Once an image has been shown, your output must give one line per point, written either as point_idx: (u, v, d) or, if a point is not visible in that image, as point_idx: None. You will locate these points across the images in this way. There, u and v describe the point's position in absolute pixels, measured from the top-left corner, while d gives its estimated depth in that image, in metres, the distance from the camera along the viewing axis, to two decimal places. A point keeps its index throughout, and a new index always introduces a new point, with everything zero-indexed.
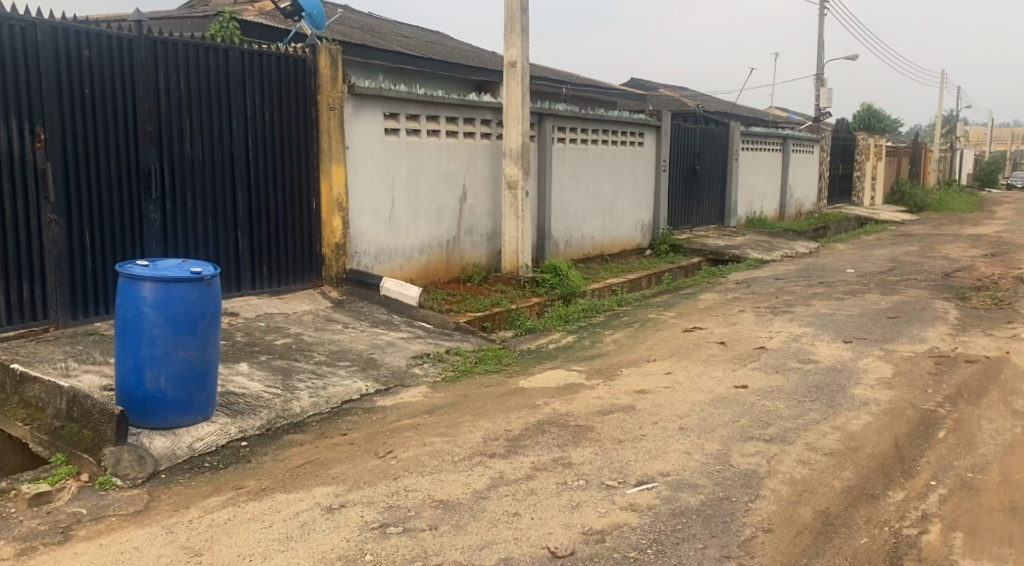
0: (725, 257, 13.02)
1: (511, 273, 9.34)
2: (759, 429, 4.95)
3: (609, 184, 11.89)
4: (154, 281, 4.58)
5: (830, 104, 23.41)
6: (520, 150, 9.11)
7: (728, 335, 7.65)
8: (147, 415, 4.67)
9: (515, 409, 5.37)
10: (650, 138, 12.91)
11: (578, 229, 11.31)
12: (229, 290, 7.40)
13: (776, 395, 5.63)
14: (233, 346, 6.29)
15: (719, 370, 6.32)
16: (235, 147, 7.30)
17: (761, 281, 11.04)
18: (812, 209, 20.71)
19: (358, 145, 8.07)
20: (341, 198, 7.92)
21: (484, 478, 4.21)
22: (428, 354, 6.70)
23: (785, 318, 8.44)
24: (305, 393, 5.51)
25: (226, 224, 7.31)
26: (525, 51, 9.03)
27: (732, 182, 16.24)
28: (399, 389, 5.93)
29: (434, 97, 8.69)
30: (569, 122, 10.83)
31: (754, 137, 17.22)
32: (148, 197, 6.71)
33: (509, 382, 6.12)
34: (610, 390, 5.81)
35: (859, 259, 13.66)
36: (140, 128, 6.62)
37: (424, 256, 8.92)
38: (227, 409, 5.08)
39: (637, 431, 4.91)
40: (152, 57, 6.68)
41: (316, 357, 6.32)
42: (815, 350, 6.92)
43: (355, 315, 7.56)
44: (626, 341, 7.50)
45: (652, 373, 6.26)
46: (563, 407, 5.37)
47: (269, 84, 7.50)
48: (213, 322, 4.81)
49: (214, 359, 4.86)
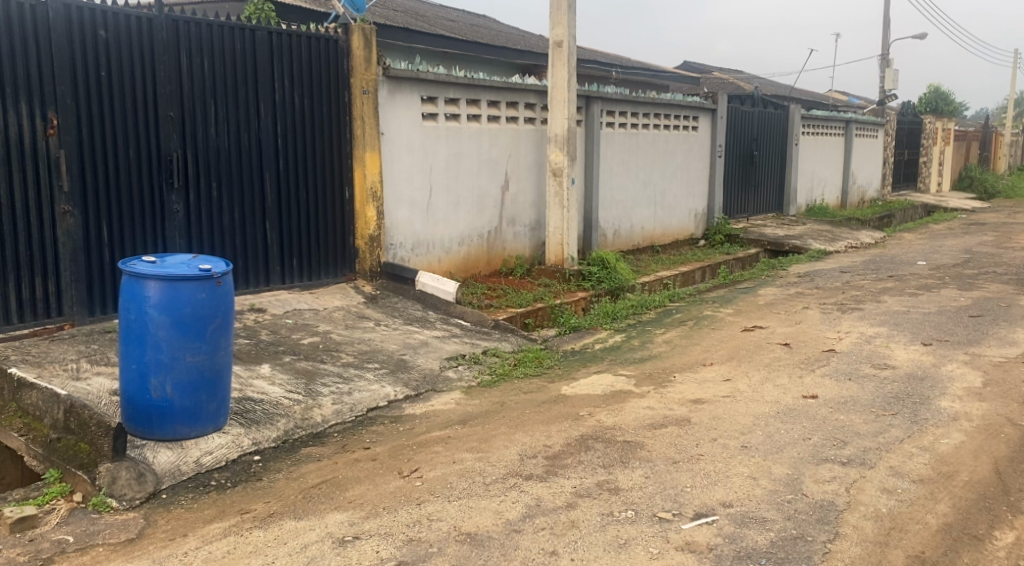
0: (784, 247, 12.28)
1: (555, 266, 8.82)
2: (833, 450, 4.35)
3: (661, 171, 11.25)
4: (159, 279, 4.17)
5: (896, 86, 22.27)
6: (566, 136, 8.56)
7: (792, 335, 7.01)
8: (152, 427, 4.26)
9: (556, 421, 4.86)
10: (705, 122, 12.22)
11: (628, 218, 10.72)
12: (256, 284, 7.01)
13: (851, 408, 5.01)
14: (257, 345, 5.88)
15: (784, 378, 5.71)
16: (263, 133, 6.89)
17: (825, 274, 10.31)
18: (875, 196, 19.72)
19: (393, 131, 7.60)
20: (375, 186, 7.45)
21: (519, 506, 3.70)
22: (464, 355, 6.22)
23: (854, 316, 7.76)
24: (327, 400, 5.07)
25: (254, 216, 6.91)
26: (572, 29, 8.45)
27: (792, 168, 15.44)
28: (431, 395, 5.45)
29: (475, 80, 8.18)
30: (619, 105, 10.22)
31: (815, 121, 16.35)
32: (170, 186, 6.34)
33: (551, 388, 5.60)
34: (662, 399, 5.25)
35: (929, 250, 12.81)
36: (160, 113, 6.24)
37: (463, 248, 8.44)
38: (241, 417, 4.65)
39: (694, 450, 4.35)
40: (174, 38, 6.29)
41: (343, 358, 5.87)
42: (891, 354, 6.26)
43: (389, 312, 7.11)
44: (680, 341, 6.90)
45: (709, 380, 5.67)
46: (609, 420, 4.84)
47: (299, 66, 7.07)
48: (224, 324, 4.39)
49: (225, 364, 4.43)
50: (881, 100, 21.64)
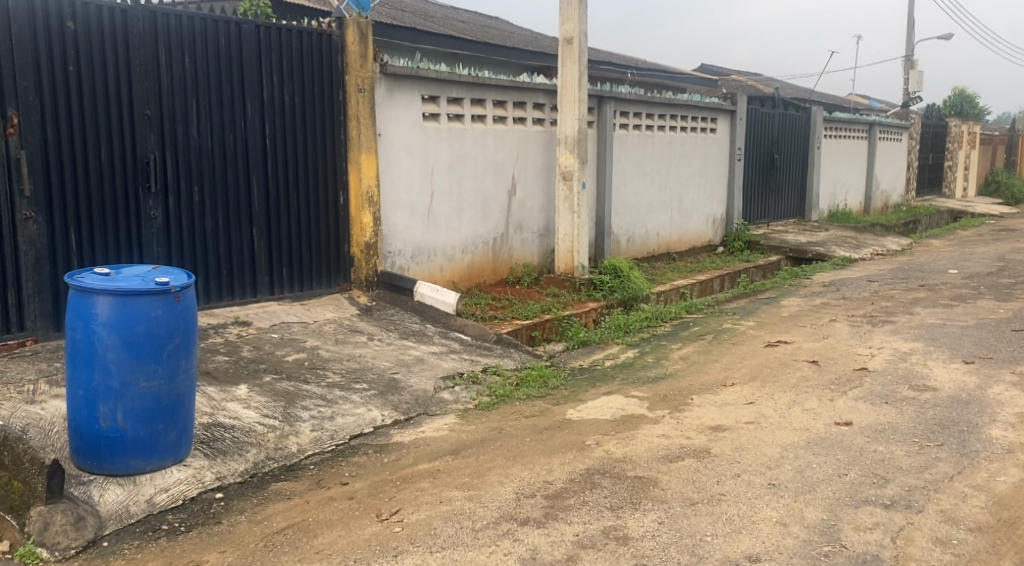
0: (806, 254, 11.70)
1: (564, 275, 8.30)
2: (873, 488, 3.80)
3: (677, 174, 10.72)
4: (109, 294, 3.70)
5: (921, 87, 21.62)
6: (576, 137, 8.04)
7: (819, 351, 6.45)
8: (101, 460, 3.78)
9: (560, 451, 4.34)
10: (723, 124, 11.68)
11: (643, 224, 10.20)
12: (242, 296, 6.54)
13: (890, 437, 4.45)
14: (236, 363, 5.40)
15: (814, 401, 5.17)
16: (250, 134, 6.43)
17: (852, 284, 9.72)
18: (899, 201, 19.09)
19: (391, 132, 7.12)
20: (372, 191, 6.98)
21: (511, 560, 3.21)
22: (462, 374, 5.70)
23: (886, 330, 7.18)
24: (306, 426, 4.58)
25: (240, 222, 6.44)
26: (583, 25, 7.94)
27: (814, 172, 14.86)
28: (422, 419, 4.95)
29: (479, 78, 7.69)
30: (633, 106, 9.71)
31: (838, 124, 15.77)
32: (147, 190, 5.89)
33: (555, 412, 5.08)
34: (678, 426, 4.72)
35: (959, 257, 12.20)
36: (136, 112, 5.79)
37: (467, 256, 7.94)
38: (206, 448, 4.17)
39: (715, 489, 3.84)
40: (151, 31, 5.85)
41: (329, 377, 5.38)
42: (929, 374, 5.70)
43: (384, 325, 6.60)
44: (699, 358, 6.36)
45: (730, 404, 5.12)
46: (619, 451, 4.32)
47: (289, 63, 6.62)
48: (185, 345, 3.91)
49: (186, 390, 3.95)
50: (906, 102, 20.99)
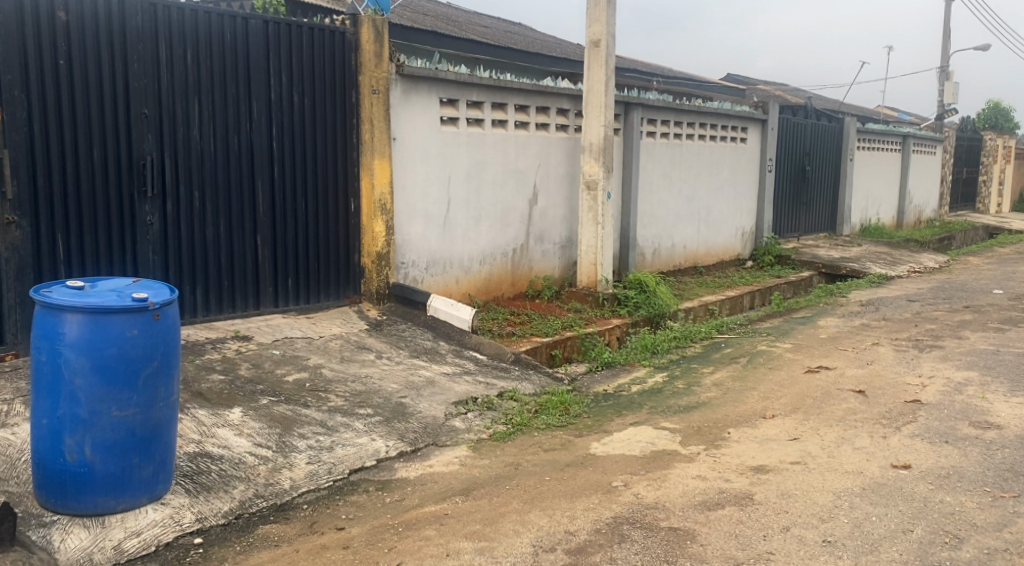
0: (840, 271, 11.14)
1: (587, 289, 7.82)
2: (946, 551, 3.31)
3: (706, 184, 10.22)
4: (80, 312, 3.27)
5: (956, 100, 20.99)
6: (602, 144, 7.57)
7: (865, 380, 5.92)
8: (66, 498, 3.35)
9: (584, 494, 3.87)
10: (754, 133, 11.17)
11: (669, 236, 9.70)
12: (245, 308, 6.12)
13: (958, 485, 3.95)
14: (232, 383, 4.96)
15: (865, 438, 4.65)
16: (257, 136, 6.03)
17: (892, 304, 9.16)
18: (932, 216, 18.45)
19: (406, 136, 6.69)
20: (384, 198, 6.54)
21: None
22: (476, 399, 5.23)
23: (935, 356, 6.64)
24: (302, 458, 4.14)
25: (244, 229, 6.03)
26: (611, 27, 7.47)
27: (847, 185, 14.30)
28: (431, 451, 4.49)
29: (501, 81, 7.25)
30: (662, 113, 9.24)
31: (871, 135, 15.18)
32: (143, 194, 5.49)
33: (578, 445, 4.59)
34: (715, 466, 4.23)
35: (1003, 277, 11.59)
36: (132, 110, 5.39)
37: (484, 268, 7.48)
38: (188, 483, 3.74)
39: (762, 545, 3.35)
40: (151, 24, 5.44)
41: (331, 401, 4.93)
42: (991, 409, 5.17)
43: (393, 341, 6.15)
44: (734, 385, 5.85)
45: (773, 441, 4.62)
46: (650, 494, 3.85)
47: (299, 61, 6.21)
48: (164, 369, 3.47)
49: (166, 419, 3.51)
50: (940, 114, 20.36)
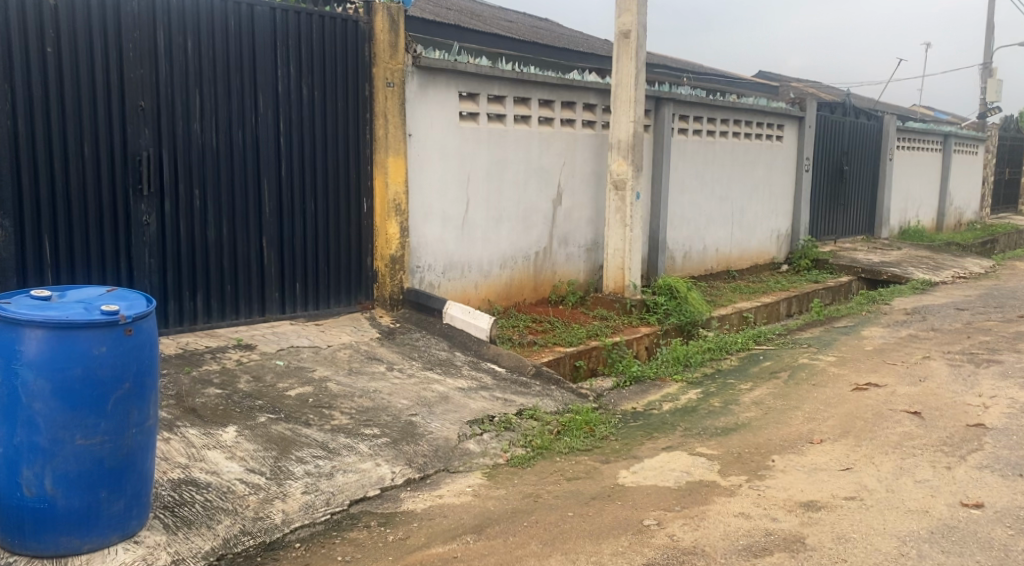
0: (882, 275, 10.56)
1: (613, 295, 7.35)
2: None
3: (740, 185, 9.71)
4: (40, 328, 2.88)
5: (1000, 98, 20.19)
6: (631, 142, 7.11)
7: (919, 399, 5.41)
8: (24, 537, 2.97)
9: (612, 534, 3.43)
10: (791, 131, 10.64)
11: (701, 238, 9.21)
12: (250, 314, 5.73)
13: None
14: (228, 398, 4.55)
15: (927, 469, 4.16)
16: (262, 131, 5.63)
17: (940, 312, 8.59)
18: (973, 218, 17.74)
19: (423, 132, 6.27)
20: (399, 198, 6.13)
21: None
22: (493, 417, 4.79)
23: (994, 372, 6.10)
24: (297, 486, 3.72)
25: (248, 230, 5.64)
26: (642, 16, 6.99)
27: (886, 185, 13.70)
28: (442, 479, 4.07)
29: (523, 73, 6.80)
30: (694, 109, 8.75)
31: (912, 134, 14.55)
32: (139, 192, 5.11)
33: (605, 474, 4.14)
34: (761, 501, 3.76)
35: None
36: (127, 102, 5.01)
37: (505, 272, 7.04)
38: (168, 516, 3.34)
39: None
40: (148, 9, 5.05)
41: (335, 419, 4.51)
42: None
43: (406, 350, 5.73)
44: (776, 403, 5.36)
45: (823, 471, 4.14)
46: (687, 536, 3.39)
47: (309, 51, 5.80)
48: (139, 392, 3.06)
49: (141, 447, 3.11)
50: (982, 113, 19.60)
